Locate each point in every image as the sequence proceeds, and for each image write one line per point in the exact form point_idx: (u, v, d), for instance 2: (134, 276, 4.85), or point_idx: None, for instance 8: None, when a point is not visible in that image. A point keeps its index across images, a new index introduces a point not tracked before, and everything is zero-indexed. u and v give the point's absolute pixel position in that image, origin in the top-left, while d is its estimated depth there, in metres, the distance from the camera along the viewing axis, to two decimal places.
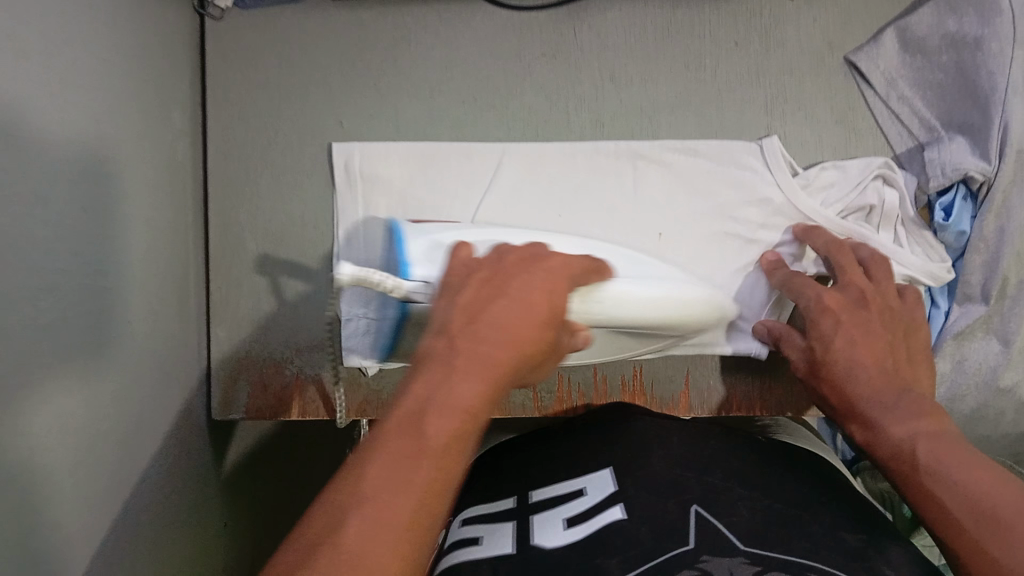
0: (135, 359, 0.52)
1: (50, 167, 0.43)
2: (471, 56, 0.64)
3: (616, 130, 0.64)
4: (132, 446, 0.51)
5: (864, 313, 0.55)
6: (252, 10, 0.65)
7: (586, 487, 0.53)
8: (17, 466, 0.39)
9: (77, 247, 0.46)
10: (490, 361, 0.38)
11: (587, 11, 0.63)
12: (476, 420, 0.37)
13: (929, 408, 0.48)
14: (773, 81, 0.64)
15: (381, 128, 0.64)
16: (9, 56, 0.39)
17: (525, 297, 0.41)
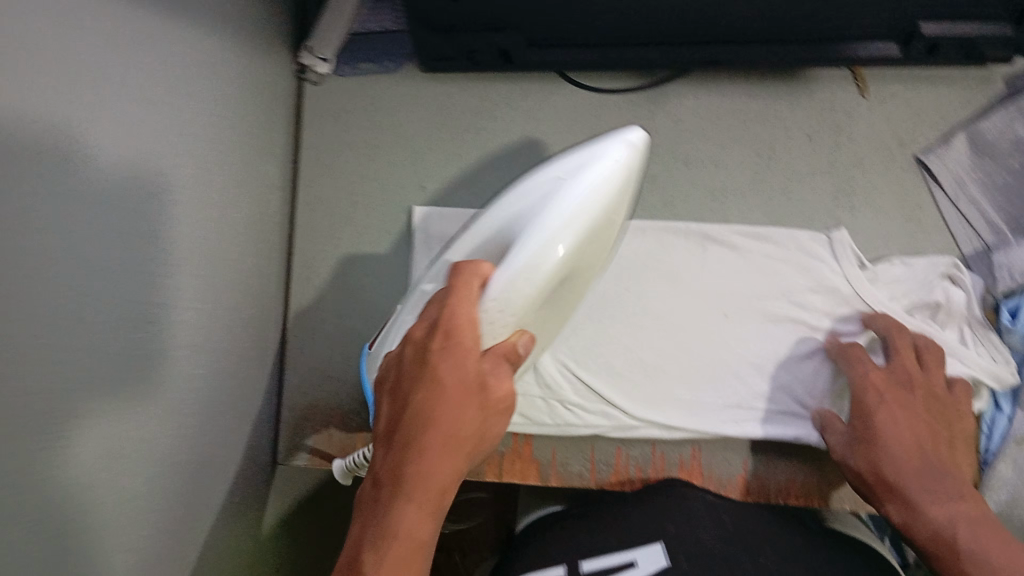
0: (217, 387, 0.54)
1: (174, 192, 0.47)
2: (552, 131, 0.68)
3: (686, 210, 0.66)
4: (204, 470, 0.52)
5: (904, 394, 0.56)
6: (349, 77, 0.70)
7: (634, 560, 0.52)
8: (105, 469, 0.40)
9: (185, 272, 0.49)
10: (431, 478, 0.43)
11: (665, 97, 0.68)
12: (426, 536, 0.43)
13: (965, 492, 0.50)
14: (842, 172, 0.66)
15: (462, 193, 0.68)
16: (154, 89, 0.44)
17: (458, 397, 0.43)
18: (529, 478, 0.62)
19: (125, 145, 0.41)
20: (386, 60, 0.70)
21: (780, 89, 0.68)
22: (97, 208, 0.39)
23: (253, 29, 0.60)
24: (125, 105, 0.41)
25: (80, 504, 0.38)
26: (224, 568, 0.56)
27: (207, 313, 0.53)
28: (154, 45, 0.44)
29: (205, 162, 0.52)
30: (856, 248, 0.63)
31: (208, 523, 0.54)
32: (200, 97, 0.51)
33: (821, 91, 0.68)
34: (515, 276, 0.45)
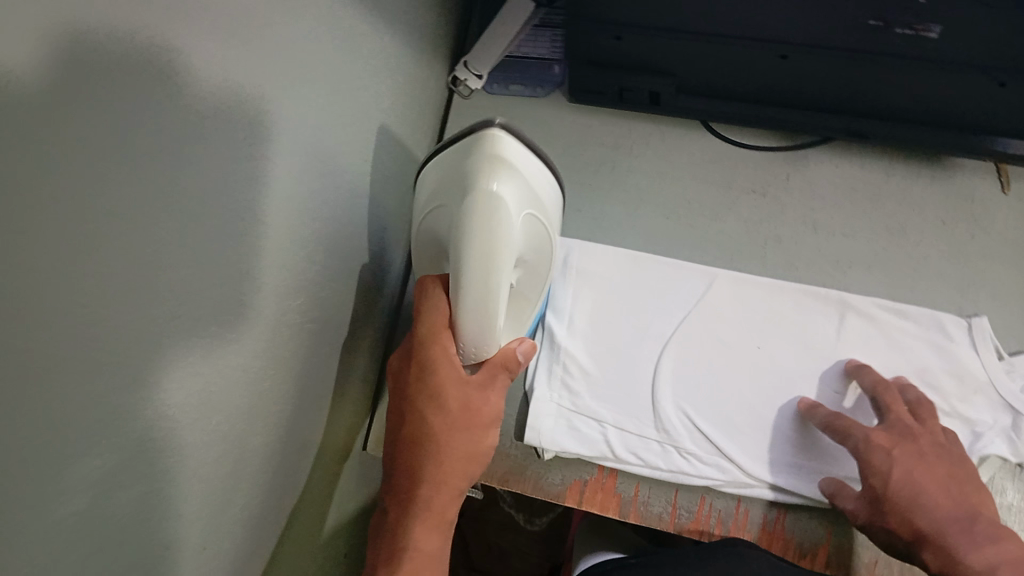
0: (324, 358, 0.56)
1: (320, 163, 0.50)
2: (682, 176, 0.69)
3: (805, 274, 0.66)
4: (297, 433, 0.54)
5: (911, 446, 0.54)
6: (496, 94, 0.74)
7: None
8: (216, 401, 0.41)
9: (318, 242, 0.52)
10: (438, 500, 0.54)
11: (801, 161, 0.69)
12: (439, 547, 0.54)
13: (1000, 531, 0.49)
14: (971, 262, 0.65)
15: (586, 222, 0.69)
16: (321, 60, 0.48)
17: (455, 426, 0.54)
18: (608, 511, 0.62)
19: (285, 103, 0.44)
20: (536, 86, 0.73)
21: (921, 171, 0.68)
22: (256, 152, 0.41)
23: (413, 34, 0.64)
24: (293, 67, 0.44)
25: (195, 425, 0.39)
26: (299, 533, 0.57)
27: (328, 286, 0.55)
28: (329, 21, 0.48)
29: (349, 145, 0.55)
30: (995, 337, 0.62)
31: (296, 483, 0.55)
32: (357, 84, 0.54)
33: (963, 180, 0.67)
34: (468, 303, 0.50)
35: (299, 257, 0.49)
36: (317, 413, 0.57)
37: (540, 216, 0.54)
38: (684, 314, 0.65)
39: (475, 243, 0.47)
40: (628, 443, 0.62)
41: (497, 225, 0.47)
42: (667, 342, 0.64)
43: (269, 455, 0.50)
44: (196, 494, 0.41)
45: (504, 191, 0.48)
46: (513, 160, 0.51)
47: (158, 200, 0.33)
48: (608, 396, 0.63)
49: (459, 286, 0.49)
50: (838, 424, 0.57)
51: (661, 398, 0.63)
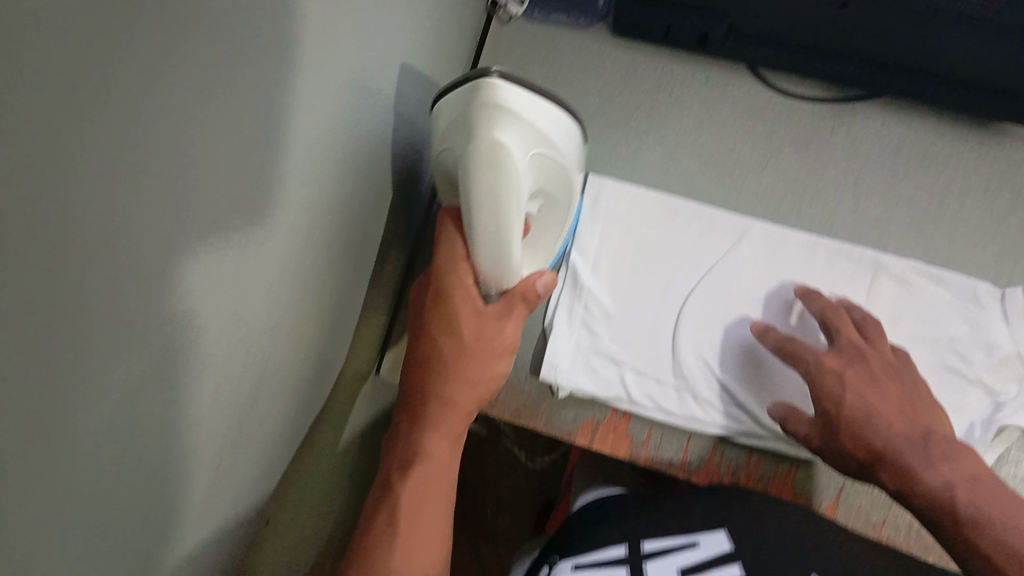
0: (347, 279, 0.55)
1: (357, 79, 0.48)
2: (724, 121, 0.67)
3: (842, 232, 0.65)
4: (316, 352, 0.53)
5: (860, 367, 0.56)
6: (536, 23, 0.71)
7: (699, 545, 0.59)
8: (241, 309, 0.40)
9: (351, 160, 0.50)
10: (452, 425, 0.57)
11: (849, 115, 0.66)
12: (451, 463, 0.58)
13: (949, 449, 0.52)
14: (1014, 234, 0.63)
15: (622, 162, 0.68)
16: None
17: (472, 356, 0.56)
18: (618, 452, 0.62)
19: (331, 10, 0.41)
20: (579, 16, 0.71)
21: (971, 136, 0.65)
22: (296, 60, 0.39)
23: None
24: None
25: (220, 328, 0.38)
26: (309, 447, 0.58)
27: (356, 206, 0.54)
28: None
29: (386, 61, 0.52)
30: None
31: (312, 398, 0.55)
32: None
33: (1014, 148, 0.65)
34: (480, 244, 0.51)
35: (332, 171, 0.48)
36: (338, 332, 0.57)
37: (556, 157, 0.52)
38: (713, 262, 0.64)
39: (481, 206, 0.49)
40: (644, 388, 0.62)
41: (504, 180, 0.48)
42: (692, 290, 0.64)
43: (289, 370, 0.49)
44: (216, 401, 0.40)
45: (510, 150, 0.48)
46: (524, 113, 0.49)
47: (195, 99, 0.32)
48: (630, 339, 0.63)
49: (472, 237, 0.51)
50: (790, 348, 0.58)
51: (682, 345, 0.62)
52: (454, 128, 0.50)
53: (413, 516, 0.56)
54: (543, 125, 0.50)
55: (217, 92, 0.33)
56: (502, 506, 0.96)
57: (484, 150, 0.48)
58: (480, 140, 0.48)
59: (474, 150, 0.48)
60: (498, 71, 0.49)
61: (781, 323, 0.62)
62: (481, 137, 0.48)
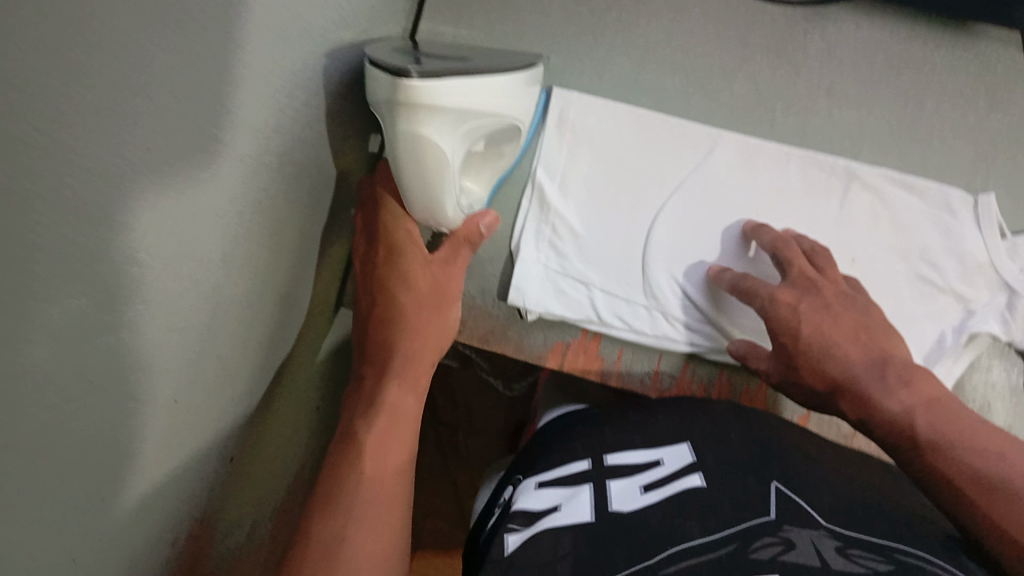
0: (296, 210, 0.51)
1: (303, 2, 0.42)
2: (696, 28, 0.63)
3: (815, 143, 0.63)
4: (267, 293, 0.50)
5: (811, 298, 0.56)
6: None
7: (662, 459, 0.52)
8: (185, 247, 0.36)
9: (297, 84, 0.45)
10: (409, 373, 0.57)
11: (827, 18, 0.62)
12: (411, 412, 0.57)
13: (910, 376, 0.51)
14: (987, 141, 0.62)
15: (587, 75, 0.64)
16: None
17: (420, 304, 0.58)
18: (590, 375, 0.61)
19: None
20: None
21: (949, 40, 0.61)
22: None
23: None
24: None
25: (163, 268, 0.35)
26: (270, 385, 0.55)
27: (306, 131, 0.49)
28: None
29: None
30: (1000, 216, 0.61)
31: (264, 337, 0.52)
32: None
33: (989, 50, 0.61)
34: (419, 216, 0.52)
35: (282, 93, 0.43)
36: (290, 266, 0.53)
37: (490, 117, 0.49)
38: (684, 177, 0.62)
39: (415, 197, 0.50)
40: (614, 308, 0.60)
41: (434, 184, 0.48)
42: (664, 206, 0.62)
43: (243, 309, 0.46)
44: (162, 350, 0.37)
45: (434, 143, 0.46)
46: (449, 104, 0.44)
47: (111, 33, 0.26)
48: (598, 259, 0.61)
49: (412, 209, 0.52)
50: (745, 285, 0.58)
51: (652, 263, 0.61)
52: (380, 111, 0.46)
53: (372, 459, 0.54)
54: (468, 101, 0.46)
55: (150, 15, 0.28)
56: (473, 431, 0.96)
57: (412, 160, 0.47)
58: (401, 135, 0.46)
59: (398, 144, 0.46)
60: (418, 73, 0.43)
61: (738, 259, 0.62)
62: (399, 132, 0.45)
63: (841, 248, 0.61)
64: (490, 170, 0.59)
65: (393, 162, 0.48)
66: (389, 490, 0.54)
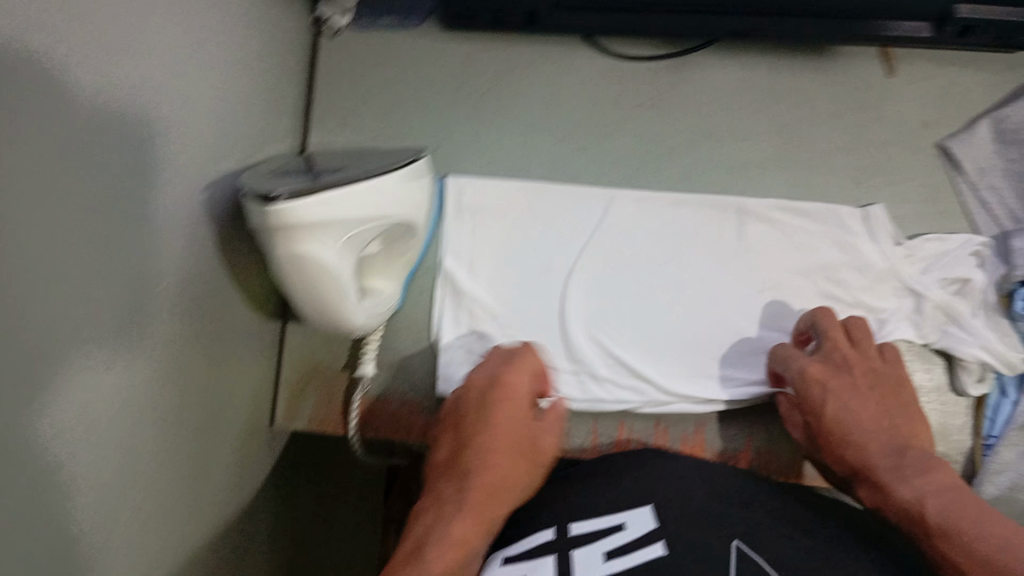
0: (203, 338, 0.53)
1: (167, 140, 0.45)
2: (571, 96, 0.67)
3: (706, 185, 0.65)
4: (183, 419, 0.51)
5: (846, 380, 0.56)
6: (366, 29, 0.68)
7: (625, 523, 0.50)
8: (80, 398, 0.37)
9: (176, 215, 0.47)
10: (488, 502, 0.53)
11: (692, 67, 0.67)
12: (476, 548, 0.50)
13: (933, 463, 0.50)
14: (864, 154, 0.66)
15: (480, 153, 0.66)
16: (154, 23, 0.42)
17: (510, 440, 0.56)
18: None
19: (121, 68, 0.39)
20: (407, 15, 0.68)
21: (806, 68, 0.67)
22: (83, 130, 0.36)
23: None
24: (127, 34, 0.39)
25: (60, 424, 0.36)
26: (195, 515, 0.55)
27: (194, 255, 0.50)
28: None
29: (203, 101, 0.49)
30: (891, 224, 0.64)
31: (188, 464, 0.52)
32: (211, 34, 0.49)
33: (848, 68, 0.67)
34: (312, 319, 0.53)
35: (160, 226, 0.45)
36: (204, 390, 0.54)
37: (372, 223, 0.50)
38: (585, 239, 0.63)
39: (306, 306, 0.51)
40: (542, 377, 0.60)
41: (325, 291, 0.49)
42: (573, 270, 0.63)
43: (156, 444, 0.47)
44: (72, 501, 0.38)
45: (314, 258, 0.47)
46: (322, 219, 0.46)
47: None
48: (518, 331, 0.61)
49: (303, 314, 0.53)
50: (778, 355, 0.58)
51: (571, 327, 0.61)
52: (258, 231, 0.47)
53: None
54: (351, 215, 0.47)
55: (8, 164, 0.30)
56: None
57: (300, 273, 0.48)
58: (282, 253, 0.47)
59: (280, 261, 0.47)
60: (287, 197, 0.44)
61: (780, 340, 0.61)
62: (282, 253, 0.47)
63: (748, 280, 0.62)
64: (399, 264, 0.60)
65: (279, 272, 0.49)
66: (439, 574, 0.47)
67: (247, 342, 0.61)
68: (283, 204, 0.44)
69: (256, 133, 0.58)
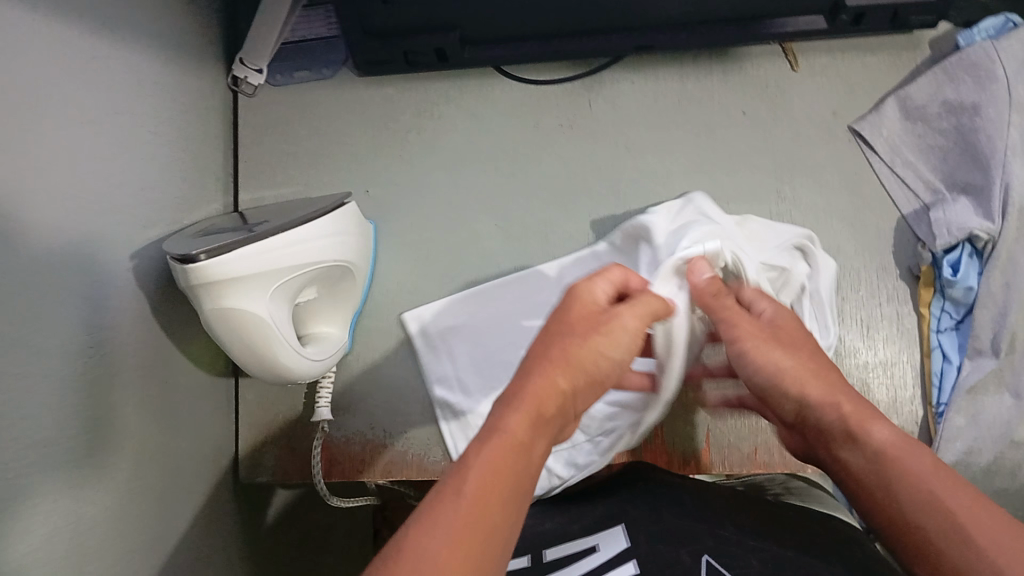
0: (147, 401, 0.55)
1: (70, 215, 0.48)
2: (489, 127, 0.70)
3: (631, 194, 0.68)
4: (130, 482, 0.53)
5: (779, 339, 0.49)
6: (283, 86, 0.72)
7: (597, 545, 0.51)
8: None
9: (96, 285, 0.50)
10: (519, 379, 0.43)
11: (602, 84, 0.71)
12: (532, 446, 0.39)
13: (873, 416, 0.44)
14: (780, 146, 0.69)
15: (407, 193, 0.69)
16: (46, 105, 0.46)
17: (559, 326, 0.46)
18: None
19: (6, 147, 0.43)
20: (322, 68, 0.72)
21: (711, 71, 0.71)
22: None
23: (171, 39, 0.62)
24: (9, 114, 0.43)
25: None
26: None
27: (117, 326, 0.52)
28: (50, 54, 0.47)
29: (108, 174, 0.53)
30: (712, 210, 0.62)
31: (143, 524, 0.54)
32: (106, 113, 0.53)
33: (752, 67, 0.71)
34: (262, 377, 0.53)
35: (73, 298, 0.48)
36: (148, 460, 0.55)
37: (299, 270, 0.51)
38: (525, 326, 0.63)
39: (247, 361, 0.51)
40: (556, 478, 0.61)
41: (262, 343, 0.50)
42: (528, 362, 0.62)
43: (99, 511, 0.49)
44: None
45: (241, 309, 0.48)
46: (242, 271, 0.47)
47: None
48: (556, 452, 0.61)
49: (250, 372, 0.53)
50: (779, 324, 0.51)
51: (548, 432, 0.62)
52: (186, 293, 0.49)
53: (484, 477, 0.36)
54: (272, 263, 0.48)
55: None
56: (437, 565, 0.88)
57: (232, 326, 0.49)
58: (209, 309, 0.48)
59: (209, 318, 0.48)
60: (205, 253, 0.45)
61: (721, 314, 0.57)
62: (209, 310, 0.48)
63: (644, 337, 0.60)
64: (342, 308, 0.60)
65: (215, 333, 0.50)
66: (484, 531, 0.35)
67: (198, 408, 0.62)
68: (197, 258, 0.45)
69: (179, 196, 0.61)
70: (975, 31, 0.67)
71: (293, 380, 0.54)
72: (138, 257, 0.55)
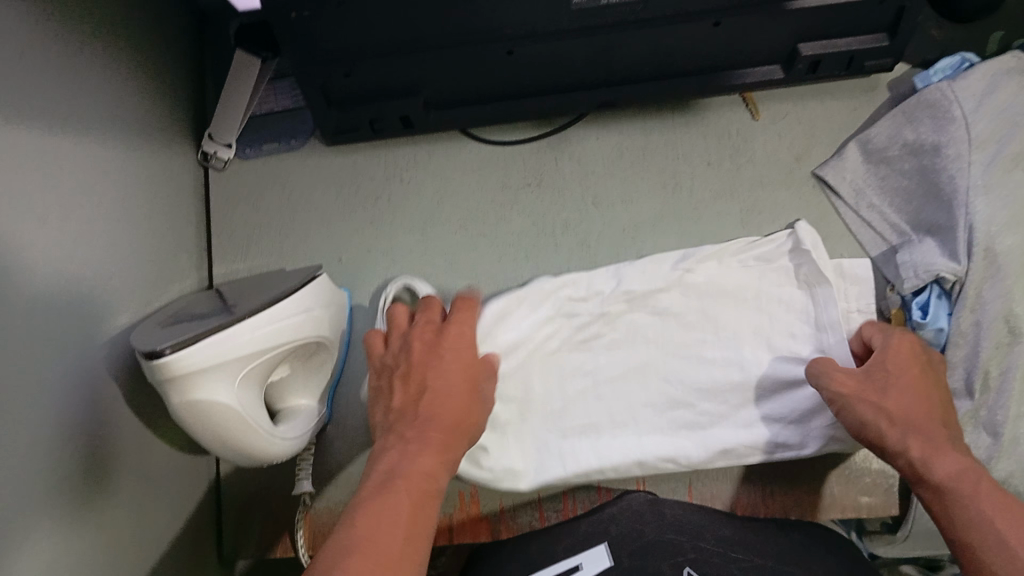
0: (128, 480, 0.55)
1: (47, 308, 0.49)
2: (457, 188, 0.71)
3: (602, 250, 0.69)
4: (112, 557, 0.53)
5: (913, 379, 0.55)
6: (252, 158, 0.73)
7: (580, 563, 0.53)
8: None
9: (74, 375, 0.51)
10: (435, 393, 0.52)
11: (566, 142, 0.72)
12: (440, 482, 0.48)
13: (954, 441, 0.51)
14: (745, 192, 0.70)
15: (378, 257, 0.70)
16: (24, 195, 0.48)
17: (462, 383, 0.53)
18: (480, 534, 0.65)
19: None
20: (290, 138, 0.73)
21: (676, 123, 0.72)
22: None
23: (142, 114, 0.64)
24: None
25: None
26: None
27: (95, 413, 0.53)
28: (26, 147, 0.49)
29: (83, 259, 0.53)
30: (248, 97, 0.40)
31: None
32: (76, 199, 0.53)
33: (714, 116, 0.72)
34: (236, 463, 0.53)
35: (54, 391, 0.49)
36: (128, 536, 0.55)
37: (269, 355, 0.51)
38: None
39: (218, 449, 0.51)
40: None
41: (233, 431, 0.50)
42: None
43: None
44: None
45: (209, 399, 0.48)
46: (207, 364, 0.47)
47: None
48: None
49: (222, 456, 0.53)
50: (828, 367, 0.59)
51: None
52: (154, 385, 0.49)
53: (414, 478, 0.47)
54: (240, 350, 0.49)
55: None
56: None
57: (198, 417, 0.49)
58: (176, 400, 0.48)
59: (178, 411, 0.49)
60: (170, 348, 0.46)
61: None
62: (177, 402, 0.48)
63: None
64: (320, 382, 0.60)
65: (185, 426, 0.50)
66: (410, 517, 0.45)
67: (180, 485, 0.62)
68: (161, 353, 0.46)
69: (153, 268, 0.62)
70: (931, 72, 0.68)
71: (266, 461, 0.53)
72: (113, 342, 0.56)
